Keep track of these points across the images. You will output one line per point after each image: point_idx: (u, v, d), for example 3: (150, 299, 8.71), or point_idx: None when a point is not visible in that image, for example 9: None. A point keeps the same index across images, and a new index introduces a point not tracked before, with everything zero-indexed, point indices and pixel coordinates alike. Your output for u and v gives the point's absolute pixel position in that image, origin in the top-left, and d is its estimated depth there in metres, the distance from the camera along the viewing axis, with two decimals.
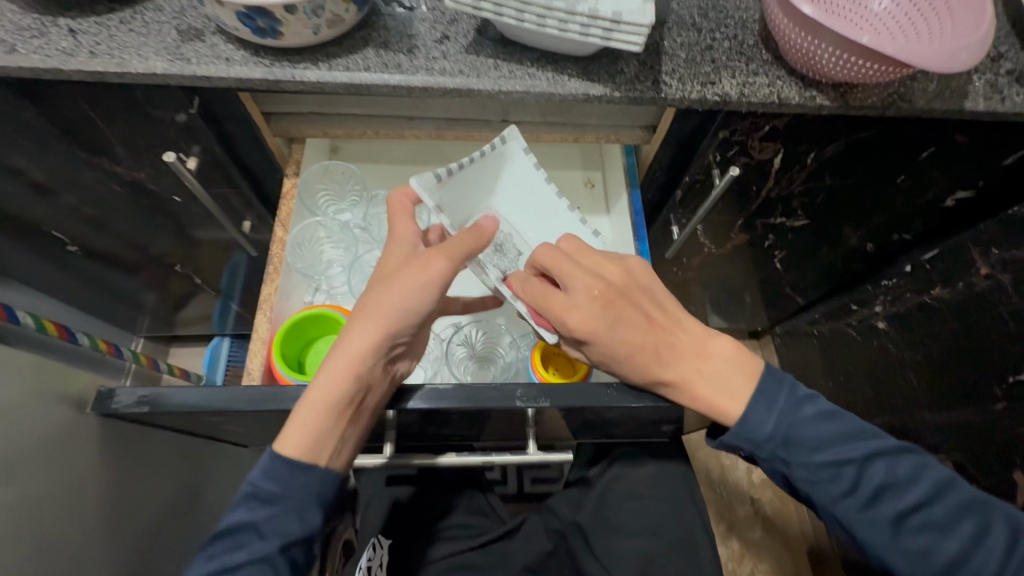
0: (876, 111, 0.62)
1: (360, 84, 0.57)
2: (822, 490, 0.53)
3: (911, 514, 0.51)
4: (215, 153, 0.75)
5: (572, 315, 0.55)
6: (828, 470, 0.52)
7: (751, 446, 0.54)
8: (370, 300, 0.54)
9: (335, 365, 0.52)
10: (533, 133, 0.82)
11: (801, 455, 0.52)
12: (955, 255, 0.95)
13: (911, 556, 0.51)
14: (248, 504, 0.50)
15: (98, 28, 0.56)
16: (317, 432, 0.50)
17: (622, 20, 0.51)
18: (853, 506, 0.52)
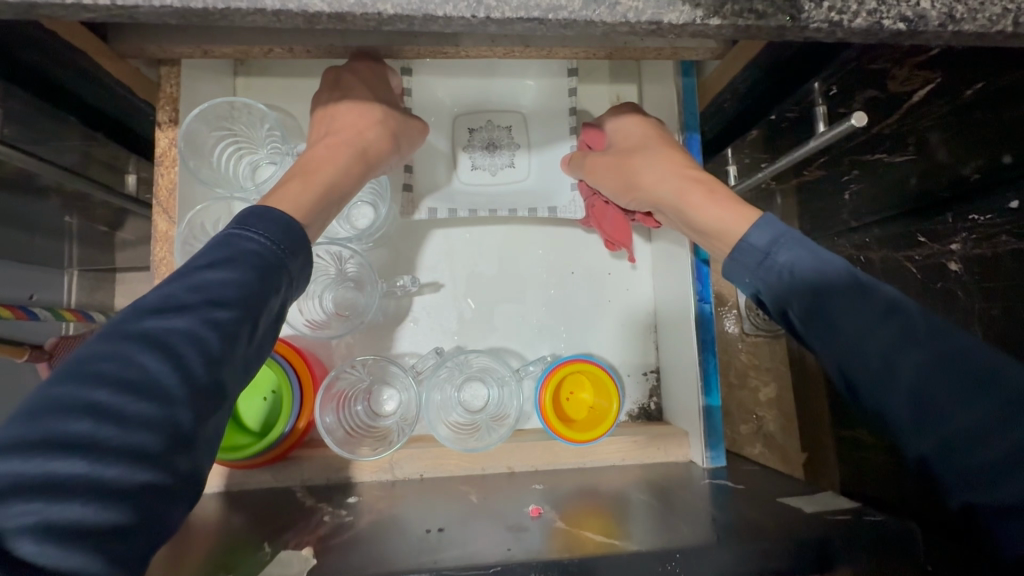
0: None
1: (204, 11, 0.28)
2: (829, 324, 0.36)
3: (937, 353, 0.33)
4: (26, 95, 0.46)
5: (619, 127, 0.56)
6: (831, 282, 0.37)
7: (748, 263, 0.41)
8: (368, 96, 0.50)
9: (346, 139, 0.47)
10: (542, 48, 0.51)
11: (795, 270, 0.38)
12: None
13: (926, 406, 0.32)
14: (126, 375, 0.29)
15: None
16: (324, 195, 0.43)
17: None
18: (852, 340, 0.35)
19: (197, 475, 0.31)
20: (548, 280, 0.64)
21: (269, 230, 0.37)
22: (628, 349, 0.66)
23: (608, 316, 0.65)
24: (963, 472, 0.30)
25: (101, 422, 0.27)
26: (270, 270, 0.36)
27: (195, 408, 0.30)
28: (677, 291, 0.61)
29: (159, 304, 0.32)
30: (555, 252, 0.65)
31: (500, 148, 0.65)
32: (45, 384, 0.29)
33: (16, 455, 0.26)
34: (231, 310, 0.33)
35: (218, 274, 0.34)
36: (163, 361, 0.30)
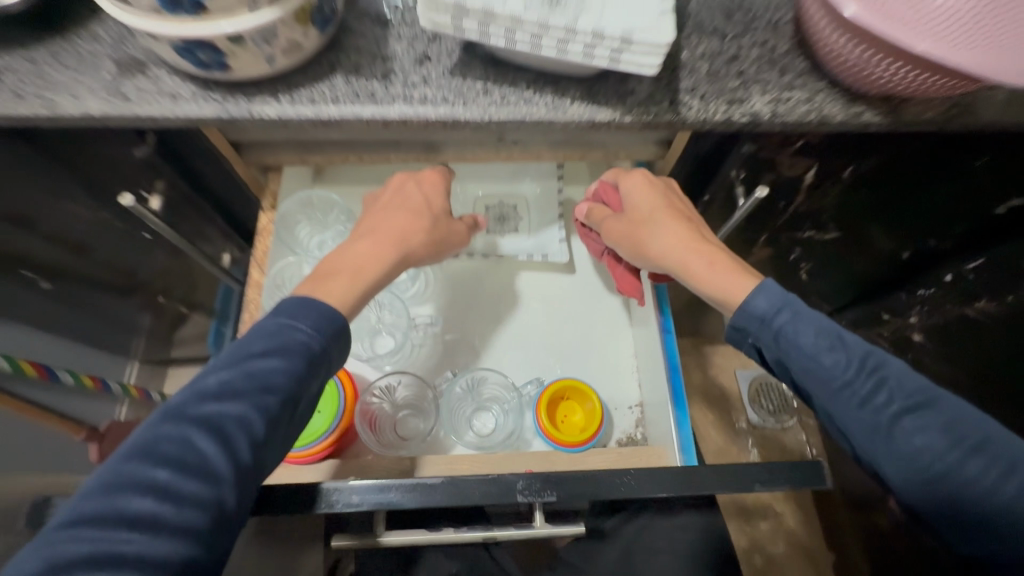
0: (934, 126, 0.53)
1: (327, 119, 0.49)
2: (822, 384, 0.46)
3: (913, 413, 0.43)
4: (181, 188, 0.69)
5: (636, 190, 0.63)
6: (828, 359, 0.45)
7: (750, 325, 0.50)
8: (418, 206, 0.61)
9: (394, 242, 0.57)
10: (535, 153, 0.72)
11: (794, 350, 0.47)
12: (1007, 268, 0.69)
13: (910, 464, 0.42)
14: (181, 459, 0.39)
15: (24, 64, 0.49)
16: (361, 291, 0.52)
17: (633, 40, 0.42)
18: (856, 406, 0.44)
19: (233, 534, 0.41)
20: (543, 325, 0.77)
21: (318, 324, 0.47)
22: (616, 387, 0.75)
23: (597, 353, 0.77)
24: (944, 512, 0.42)
25: (162, 500, 0.38)
26: (315, 358, 0.47)
27: (234, 487, 0.40)
28: (645, 327, 0.73)
29: (218, 393, 0.42)
30: (552, 309, 0.77)
31: (510, 221, 0.81)
32: (121, 463, 0.39)
33: (97, 528, 0.36)
34: (277, 397, 0.44)
35: (268, 365, 0.44)
36: (215, 445, 0.40)
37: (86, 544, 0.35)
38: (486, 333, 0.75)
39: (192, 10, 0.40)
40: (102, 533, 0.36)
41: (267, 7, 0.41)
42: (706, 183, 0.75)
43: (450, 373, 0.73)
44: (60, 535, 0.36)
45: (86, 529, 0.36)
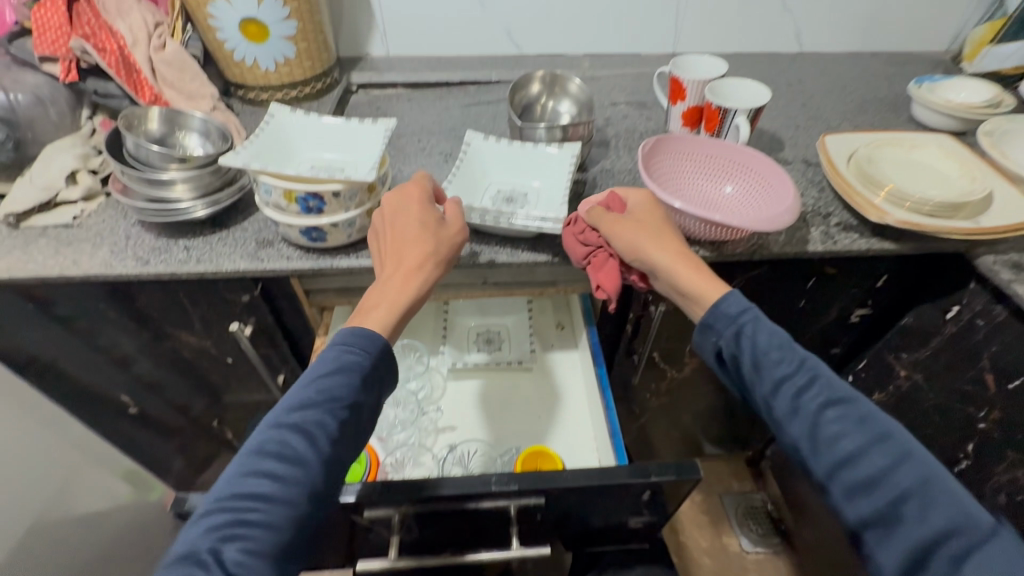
0: (746, 256, 0.86)
1: None
2: (767, 375, 0.65)
3: (830, 406, 0.61)
4: (266, 322, 0.99)
5: (642, 207, 0.80)
6: (776, 358, 0.65)
7: (722, 324, 0.69)
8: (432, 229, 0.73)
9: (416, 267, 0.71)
10: (506, 291, 1.05)
11: (749, 349, 0.66)
12: (878, 364, 1.14)
13: (821, 439, 0.60)
14: (282, 453, 0.59)
15: (203, 244, 0.84)
16: (397, 316, 0.69)
17: (547, 219, 0.80)
18: (789, 390, 0.63)
19: (317, 507, 0.60)
20: (521, 415, 1.01)
21: (369, 347, 0.67)
22: (580, 461, 0.95)
23: (563, 435, 0.98)
24: (843, 482, 0.58)
25: (273, 482, 0.57)
26: (370, 375, 0.66)
27: (322, 472, 0.59)
28: (596, 409, 0.98)
29: (302, 406, 0.62)
30: (529, 402, 1.03)
31: (495, 342, 1.09)
32: (246, 457, 0.59)
33: (235, 501, 0.56)
34: (345, 406, 0.63)
35: (333, 383, 0.63)
36: (304, 444, 0.60)
37: (228, 513, 0.55)
38: (477, 422, 1.00)
39: (315, 212, 0.75)
40: (241, 504, 0.56)
41: (353, 209, 0.77)
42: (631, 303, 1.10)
43: (449, 449, 0.95)
44: (217, 504, 0.56)
45: (230, 500, 0.56)
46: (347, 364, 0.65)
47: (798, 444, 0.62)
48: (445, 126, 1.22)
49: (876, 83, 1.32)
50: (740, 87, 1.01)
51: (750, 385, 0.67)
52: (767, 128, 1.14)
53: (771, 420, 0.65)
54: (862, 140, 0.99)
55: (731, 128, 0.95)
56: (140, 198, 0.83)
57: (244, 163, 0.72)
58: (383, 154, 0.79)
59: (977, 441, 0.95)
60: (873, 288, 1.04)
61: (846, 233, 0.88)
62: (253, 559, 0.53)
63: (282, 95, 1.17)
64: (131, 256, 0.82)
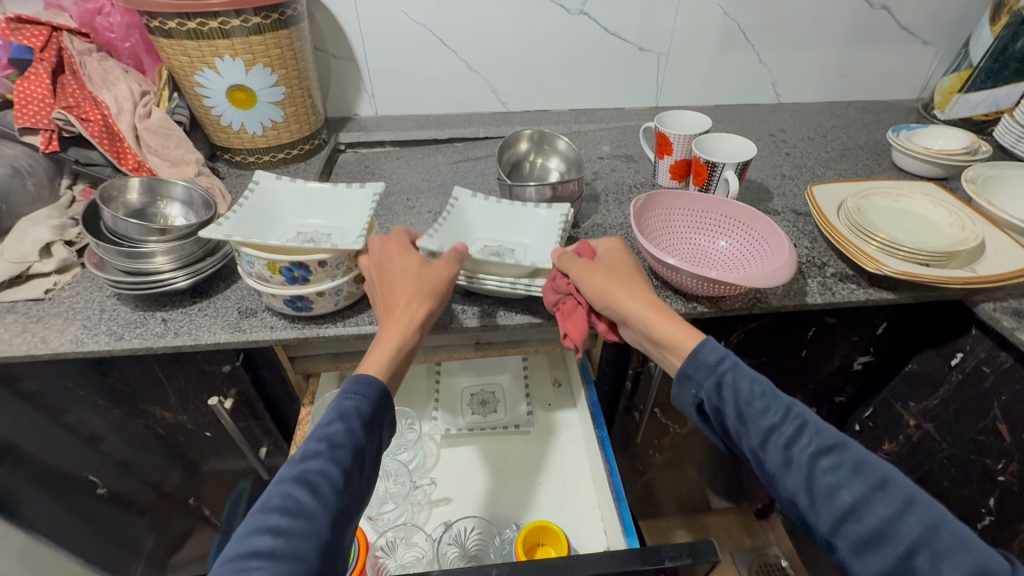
0: (745, 310, 0.84)
1: (366, 333, 0.78)
2: (752, 425, 0.59)
3: (823, 454, 0.55)
4: (247, 393, 0.94)
5: (612, 259, 0.77)
6: (760, 407, 0.59)
7: (701, 372, 0.63)
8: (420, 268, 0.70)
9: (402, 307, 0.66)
10: (500, 350, 1.02)
11: (730, 398, 0.61)
12: (886, 412, 1.11)
13: (818, 492, 0.54)
14: (286, 509, 0.53)
15: (182, 315, 0.80)
16: (389, 354, 0.64)
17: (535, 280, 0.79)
18: (778, 441, 0.57)
19: (330, 562, 0.54)
20: (520, 483, 0.95)
21: (368, 390, 0.62)
22: (586, 534, 0.88)
23: (565, 505, 0.92)
24: (848, 536, 0.53)
25: (277, 539, 0.51)
26: (370, 421, 0.61)
27: (329, 523, 0.54)
28: (598, 474, 0.92)
29: (307, 453, 0.57)
30: (529, 470, 0.96)
31: (490, 404, 1.05)
32: (250, 516, 0.54)
33: (239, 564, 0.50)
34: (346, 454, 0.57)
35: (335, 428, 0.58)
36: (308, 495, 0.54)
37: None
38: (473, 493, 0.93)
39: (301, 282, 0.72)
40: (243, 566, 0.50)
41: (340, 276, 0.74)
42: (630, 357, 1.07)
43: (443, 526, 0.89)
44: (225, 564, 0.51)
45: (236, 561, 0.50)
46: (332, 423, 0.59)
47: (794, 499, 0.56)
48: (434, 183, 1.22)
49: (854, 131, 1.35)
50: (726, 141, 1.02)
51: (735, 437, 0.61)
52: (753, 179, 1.15)
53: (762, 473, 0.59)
54: (849, 190, 1.00)
55: (720, 181, 0.95)
56: (115, 271, 0.79)
57: (224, 235, 0.69)
58: (370, 220, 0.77)
59: (999, 495, 0.90)
60: (873, 335, 1.02)
61: (844, 283, 0.87)
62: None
63: (269, 157, 1.16)
64: (104, 330, 0.78)
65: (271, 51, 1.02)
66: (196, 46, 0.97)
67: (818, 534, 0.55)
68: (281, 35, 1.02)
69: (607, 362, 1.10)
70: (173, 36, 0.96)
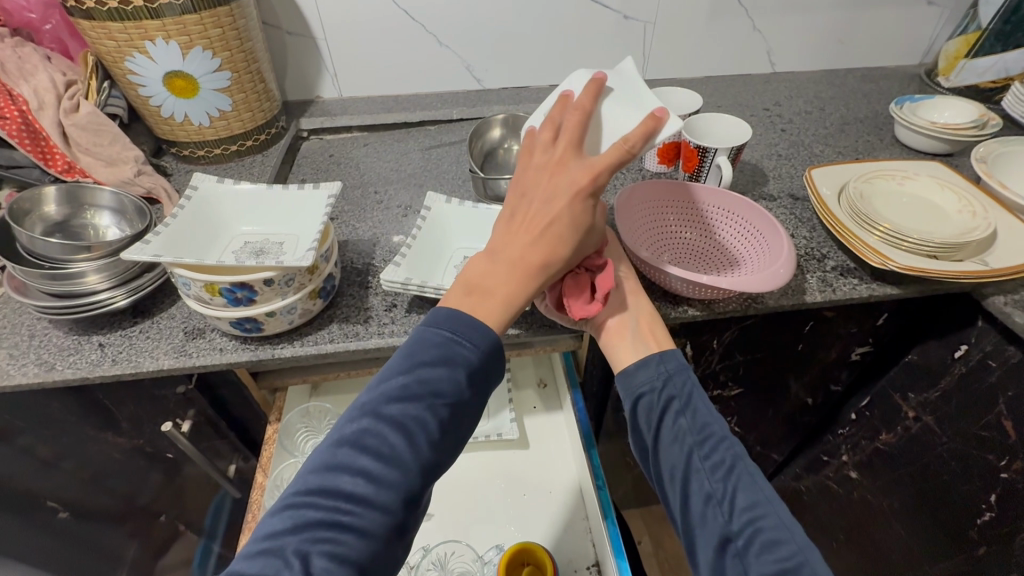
0: (739, 312, 0.78)
1: (326, 353, 0.71)
2: (696, 422, 0.56)
3: (749, 465, 0.54)
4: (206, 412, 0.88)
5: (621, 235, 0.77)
6: (709, 410, 0.57)
7: (659, 365, 0.60)
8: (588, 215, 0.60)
9: (545, 262, 0.57)
10: None
11: (685, 392, 0.58)
12: (884, 402, 1.06)
13: (738, 494, 0.52)
14: (372, 451, 0.47)
15: (120, 339, 0.73)
16: (513, 310, 0.56)
17: None
18: (714, 440, 0.55)
19: (414, 513, 0.49)
20: (503, 495, 0.90)
21: (479, 343, 0.54)
22: (571, 550, 0.84)
23: (550, 517, 0.87)
24: (757, 542, 0.49)
25: (363, 483, 0.46)
26: (475, 373, 0.53)
27: (422, 477, 0.48)
28: (585, 484, 0.88)
29: (395, 394, 0.49)
30: (512, 483, 0.91)
31: None
32: (331, 447, 0.48)
33: (320, 503, 0.45)
34: (446, 405, 0.50)
35: (438, 371, 0.51)
36: (399, 442, 0.48)
37: (313, 516, 0.44)
38: (454, 508, 0.88)
39: (247, 302, 0.65)
40: (330, 504, 0.45)
41: (291, 293, 0.67)
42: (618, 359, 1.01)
43: (422, 549, 0.85)
44: (303, 495, 0.45)
45: (319, 494, 0.45)
46: (426, 367, 0.51)
47: (707, 500, 0.52)
48: (405, 173, 1.12)
49: (853, 103, 1.27)
50: (719, 121, 0.93)
51: (664, 433, 0.57)
52: (747, 160, 1.07)
53: (678, 475, 0.54)
54: (851, 173, 0.92)
55: (711, 167, 0.87)
56: (41, 294, 0.71)
57: (152, 255, 0.61)
58: (324, 226, 0.69)
59: (1001, 492, 0.86)
60: (873, 325, 0.96)
61: (845, 278, 0.81)
62: (341, 567, 0.43)
63: (220, 149, 1.06)
64: (33, 359, 0.70)
65: (210, 32, 0.90)
66: (121, 28, 0.86)
67: (718, 542, 0.51)
68: (220, 13, 0.90)
69: (596, 361, 1.04)
70: (95, 17, 0.85)
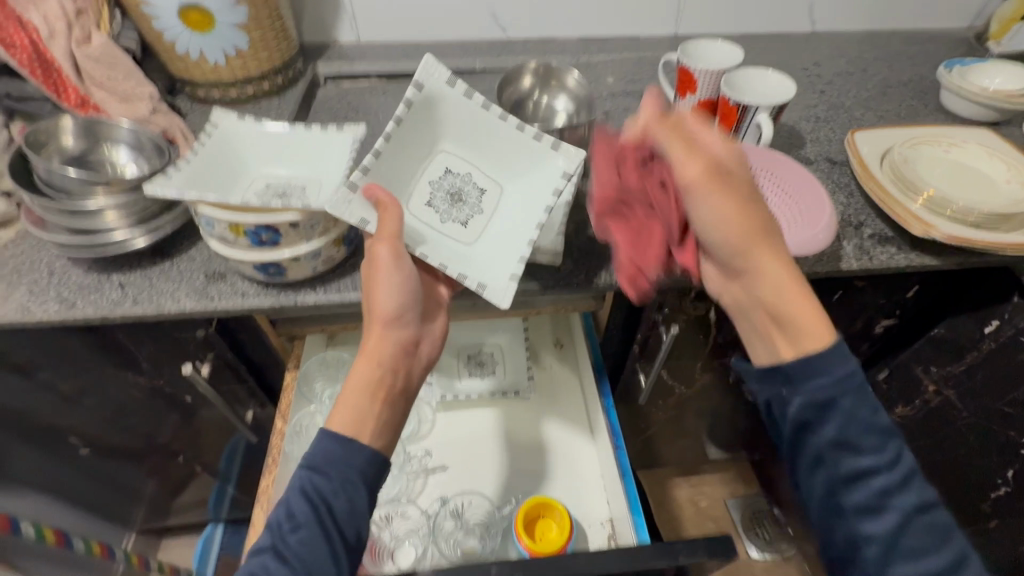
0: None
1: (349, 302, 0.70)
2: (856, 459, 0.55)
3: (916, 508, 0.54)
4: (225, 357, 0.88)
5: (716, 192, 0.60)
6: (862, 452, 0.54)
7: (826, 386, 0.55)
8: (387, 306, 0.61)
9: (366, 366, 0.60)
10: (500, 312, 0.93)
11: (832, 427, 0.55)
12: (903, 375, 1.05)
13: (894, 541, 0.54)
14: None
15: (141, 280, 0.71)
16: (359, 415, 0.58)
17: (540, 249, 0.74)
18: (874, 483, 0.54)
19: None
20: (520, 451, 0.90)
21: (331, 457, 0.56)
22: (588, 507, 0.85)
23: (566, 473, 0.88)
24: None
25: None
26: (321, 496, 0.55)
27: None
28: (602, 442, 0.88)
29: (258, 546, 0.54)
30: (529, 439, 0.91)
31: (488, 365, 0.98)
32: None
33: None
34: (296, 540, 0.53)
35: (285, 513, 0.54)
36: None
37: None
38: (470, 461, 0.89)
39: (271, 245, 0.63)
40: None
41: (317, 238, 0.65)
42: (639, 321, 0.99)
43: (440, 498, 0.86)
44: None
45: None
46: (281, 514, 0.55)
47: (858, 532, 0.55)
48: None
49: (897, 65, 1.20)
50: (761, 77, 0.89)
51: (817, 459, 0.57)
52: (784, 121, 1.02)
53: (826, 501, 0.57)
54: (893, 138, 0.88)
55: (751, 125, 0.83)
56: (59, 230, 0.69)
57: (174, 192, 0.59)
58: (349, 170, 0.66)
59: (1018, 467, 0.86)
60: (902, 297, 0.94)
61: (883, 247, 0.78)
62: None
63: (236, 91, 1.02)
64: (53, 297, 0.69)
65: None
66: None
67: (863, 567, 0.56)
68: None
69: (616, 323, 1.02)
70: None
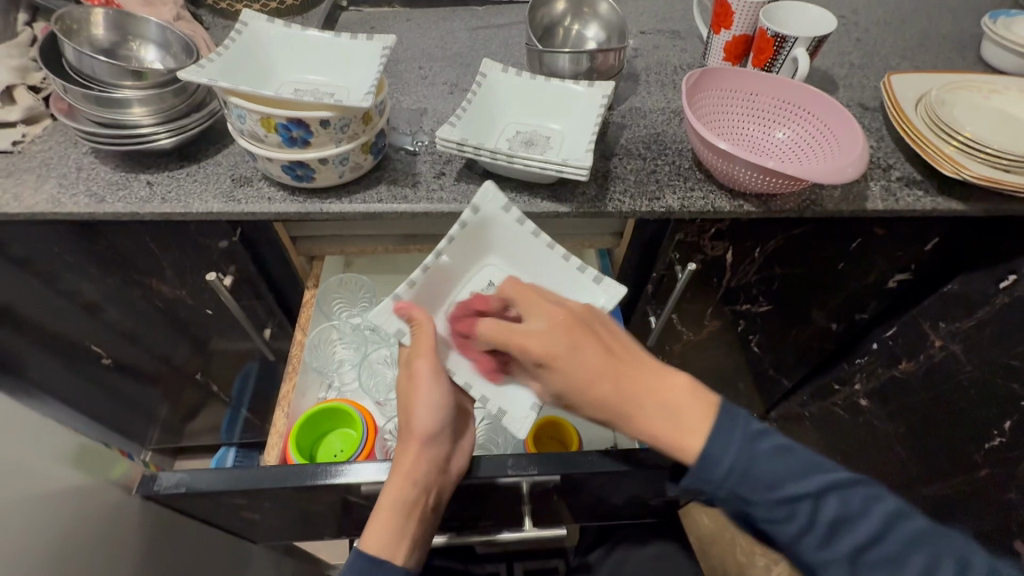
0: (796, 213, 0.76)
1: (374, 213, 0.70)
2: (779, 529, 0.52)
3: (868, 547, 0.50)
4: (247, 270, 0.89)
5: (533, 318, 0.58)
6: (785, 510, 0.51)
7: (712, 484, 0.52)
8: (425, 423, 0.60)
9: (403, 479, 0.58)
10: None
11: (756, 509, 0.52)
12: (910, 330, 1.06)
13: None
14: None
15: (168, 180, 0.72)
16: (395, 533, 0.56)
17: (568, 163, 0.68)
18: (819, 543, 0.51)
19: None
20: None
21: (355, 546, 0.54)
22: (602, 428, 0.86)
23: None
24: None
25: None
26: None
27: None
28: None
29: None
30: None
31: None
32: None
33: None
34: None
35: None
36: None
37: None
38: None
39: (301, 143, 0.63)
40: None
41: (346, 142, 0.65)
42: (656, 260, 0.98)
43: None
44: None
45: None
46: None
47: None
48: (450, 51, 1.06)
49: (936, 17, 1.16)
50: (798, 12, 0.87)
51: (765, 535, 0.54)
52: (816, 66, 1.00)
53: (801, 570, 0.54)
54: (933, 82, 0.86)
55: (786, 61, 0.82)
56: (88, 121, 0.69)
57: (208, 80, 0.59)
58: (380, 75, 0.65)
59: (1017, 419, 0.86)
60: (919, 249, 0.95)
61: (910, 189, 0.78)
62: None
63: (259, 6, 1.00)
64: (83, 191, 0.70)
65: None
66: None
67: None
68: None
69: (632, 263, 1.03)
70: None
